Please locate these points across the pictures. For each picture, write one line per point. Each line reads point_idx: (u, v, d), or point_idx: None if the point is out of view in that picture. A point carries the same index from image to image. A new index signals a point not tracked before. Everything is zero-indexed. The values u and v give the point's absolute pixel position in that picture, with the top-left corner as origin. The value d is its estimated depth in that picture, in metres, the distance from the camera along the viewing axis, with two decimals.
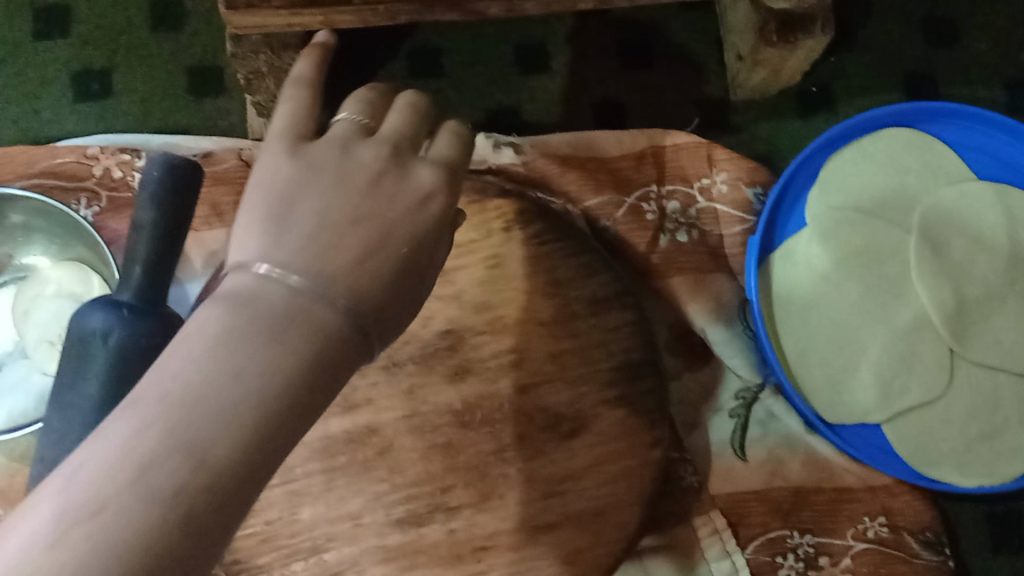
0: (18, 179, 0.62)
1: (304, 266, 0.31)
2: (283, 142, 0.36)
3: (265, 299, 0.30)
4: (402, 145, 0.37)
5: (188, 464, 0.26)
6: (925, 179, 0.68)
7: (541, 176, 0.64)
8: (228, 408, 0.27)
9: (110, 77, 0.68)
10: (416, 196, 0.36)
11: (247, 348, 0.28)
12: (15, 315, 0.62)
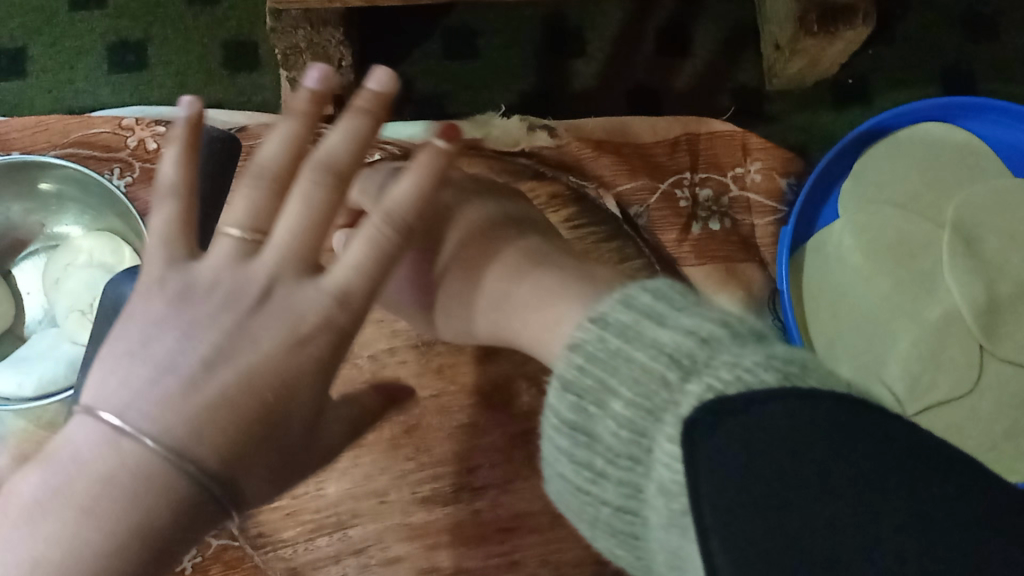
0: (53, 147, 0.62)
1: (164, 428, 0.30)
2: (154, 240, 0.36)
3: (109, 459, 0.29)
4: (293, 271, 0.35)
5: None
6: (960, 175, 0.67)
7: (574, 160, 0.63)
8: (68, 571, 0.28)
9: (146, 49, 0.68)
10: (295, 328, 0.34)
11: (82, 500, 0.29)
12: (46, 284, 0.62)
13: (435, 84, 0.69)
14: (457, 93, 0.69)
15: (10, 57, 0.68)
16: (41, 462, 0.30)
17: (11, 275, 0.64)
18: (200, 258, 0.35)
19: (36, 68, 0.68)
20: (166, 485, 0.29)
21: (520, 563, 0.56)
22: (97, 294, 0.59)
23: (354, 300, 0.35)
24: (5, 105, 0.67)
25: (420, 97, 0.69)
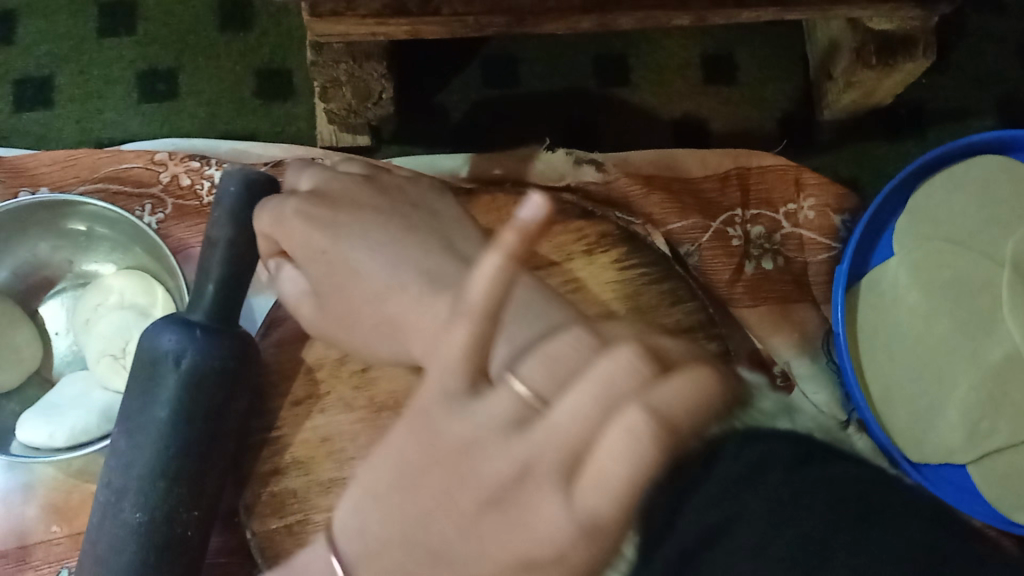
0: (82, 183, 0.60)
1: None
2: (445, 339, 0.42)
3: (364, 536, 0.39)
4: (549, 479, 0.34)
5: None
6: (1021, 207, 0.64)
7: (623, 197, 0.61)
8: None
9: (176, 77, 0.66)
10: (530, 542, 0.34)
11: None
12: (75, 325, 0.60)
13: (475, 113, 0.67)
14: (498, 123, 0.67)
15: (37, 86, 0.66)
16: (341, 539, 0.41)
17: (37, 313, 0.61)
18: (477, 404, 0.36)
19: (63, 97, 0.65)
20: None
21: None
22: (130, 338, 0.57)
23: (604, 532, 0.34)
24: (31, 136, 0.65)
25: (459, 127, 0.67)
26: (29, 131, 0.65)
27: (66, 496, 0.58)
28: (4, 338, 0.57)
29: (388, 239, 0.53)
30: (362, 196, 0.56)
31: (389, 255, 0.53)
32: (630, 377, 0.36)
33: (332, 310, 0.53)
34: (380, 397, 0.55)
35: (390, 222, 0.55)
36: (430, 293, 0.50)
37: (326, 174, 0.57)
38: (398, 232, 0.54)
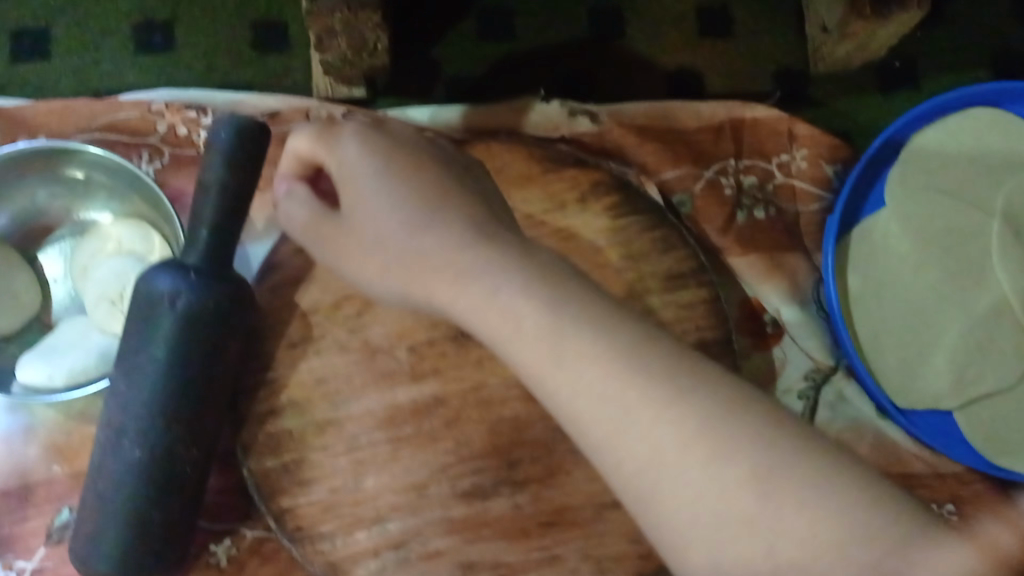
0: (80, 132, 0.60)
1: None
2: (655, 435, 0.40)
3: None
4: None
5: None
6: (1010, 159, 0.65)
7: (616, 147, 0.62)
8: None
9: (173, 29, 0.67)
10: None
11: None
12: (74, 271, 0.61)
13: (469, 66, 0.67)
14: (492, 76, 0.67)
15: (35, 37, 0.66)
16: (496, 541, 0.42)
17: (37, 260, 0.62)
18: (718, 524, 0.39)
19: (60, 49, 0.66)
20: None
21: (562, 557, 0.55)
22: (128, 284, 0.58)
23: None
24: (30, 87, 0.65)
25: (453, 79, 0.67)
26: (27, 83, 0.65)
27: (66, 438, 0.59)
28: (3, 282, 0.58)
29: (517, 280, 0.45)
30: (418, 182, 0.50)
31: (455, 273, 0.46)
32: (902, 519, 0.40)
33: (322, 248, 0.51)
34: (373, 339, 0.57)
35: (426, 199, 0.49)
36: (610, 374, 0.41)
37: (358, 139, 0.50)
38: (446, 217, 0.48)
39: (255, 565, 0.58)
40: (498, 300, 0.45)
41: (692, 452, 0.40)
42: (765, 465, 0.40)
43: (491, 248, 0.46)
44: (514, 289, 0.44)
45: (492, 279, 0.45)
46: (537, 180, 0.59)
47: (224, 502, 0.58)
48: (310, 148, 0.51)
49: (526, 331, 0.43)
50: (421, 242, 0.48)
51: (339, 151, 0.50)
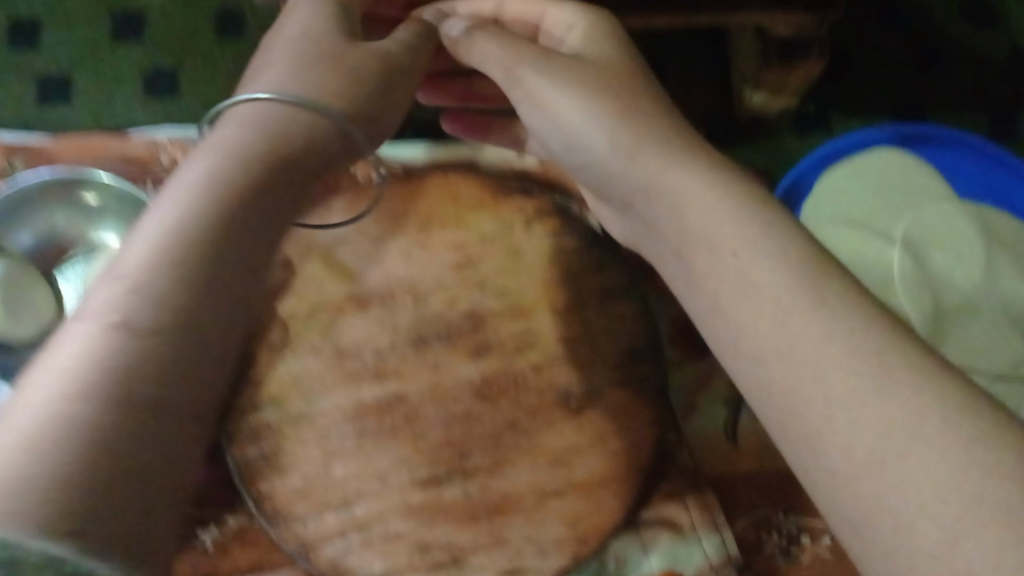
0: (94, 165, 0.69)
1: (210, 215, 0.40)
2: (805, 309, 0.39)
3: (249, 131, 0.45)
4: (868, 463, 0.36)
5: (140, 353, 0.35)
6: (909, 197, 0.75)
7: (558, 180, 0.72)
8: (131, 369, 0.34)
9: (178, 79, 0.75)
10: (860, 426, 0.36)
11: (226, 158, 0.43)
12: (85, 285, 0.68)
13: None
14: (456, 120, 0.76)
15: (57, 83, 0.74)
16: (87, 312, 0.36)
17: (54, 278, 0.69)
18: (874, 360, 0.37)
19: (80, 93, 0.74)
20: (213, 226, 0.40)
21: (507, 539, 0.62)
22: None
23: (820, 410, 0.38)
24: (51, 125, 0.73)
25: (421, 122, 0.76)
26: (48, 121, 0.73)
27: None
28: (27, 297, 0.66)
29: (654, 137, 0.48)
30: (602, 29, 0.54)
31: (592, 119, 0.50)
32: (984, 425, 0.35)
33: (298, 66, 0.49)
34: (343, 344, 0.65)
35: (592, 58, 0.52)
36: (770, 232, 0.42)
37: (597, 26, 0.54)
38: (607, 87, 0.50)
39: (238, 549, 0.64)
40: (643, 157, 0.48)
41: (894, 392, 0.36)
42: (928, 388, 0.36)
43: (618, 99, 0.50)
44: (668, 156, 0.47)
45: (630, 128, 0.49)
46: (489, 206, 0.68)
47: (207, 491, 0.65)
48: (553, 17, 0.56)
49: (675, 187, 0.46)
50: (569, 102, 0.50)
51: (584, 23, 0.54)
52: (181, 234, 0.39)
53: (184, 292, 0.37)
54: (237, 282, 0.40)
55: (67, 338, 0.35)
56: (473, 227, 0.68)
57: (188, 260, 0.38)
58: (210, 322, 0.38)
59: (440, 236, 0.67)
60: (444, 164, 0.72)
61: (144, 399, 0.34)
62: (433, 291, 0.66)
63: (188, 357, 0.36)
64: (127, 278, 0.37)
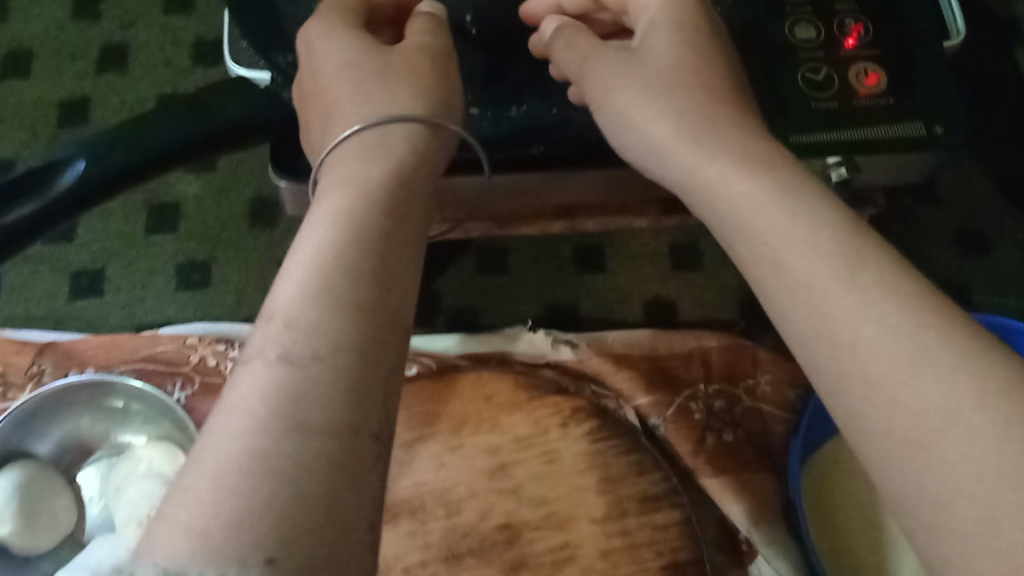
0: (122, 364, 0.69)
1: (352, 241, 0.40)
2: (907, 328, 0.36)
3: (369, 160, 0.44)
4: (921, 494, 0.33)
5: (318, 383, 0.35)
6: None
7: (595, 375, 0.69)
8: (309, 399, 0.34)
9: (210, 268, 0.75)
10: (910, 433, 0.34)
11: (355, 185, 0.42)
12: (107, 489, 0.67)
13: (466, 298, 0.75)
14: (487, 306, 0.75)
15: (91, 276, 0.74)
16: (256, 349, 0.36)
17: (76, 479, 0.68)
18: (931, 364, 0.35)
19: (112, 286, 0.74)
20: (357, 252, 0.39)
21: None
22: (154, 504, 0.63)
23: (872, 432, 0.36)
24: (82, 320, 0.73)
25: (453, 309, 0.75)
26: (80, 315, 0.73)
27: None
28: (44, 505, 0.64)
29: (721, 144, 0.44)
30: (676, 46, 0.48)
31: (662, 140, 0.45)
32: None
33: (363, 97, 0.47)
34: None
35: (664, 63, 0.47)
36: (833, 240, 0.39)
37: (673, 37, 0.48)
38: (686, 87, 0.46)
39: None
40: (711, 170, 0.43)
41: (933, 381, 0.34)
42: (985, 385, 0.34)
43: (687, 113, 0.45)
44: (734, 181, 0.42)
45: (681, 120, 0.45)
46: (523, 406, 0.66)
47: None
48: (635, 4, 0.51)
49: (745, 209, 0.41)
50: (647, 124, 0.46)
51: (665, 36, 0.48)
52: (330, 267, 0.38)
53: (348, 317, 0.37)
54: (392, 296, 0.39)
55: (240, 380, 0.36)
56: (505, 430, 0.65)
57: (340, 288, 0.37)
58: (379, 341, 0.37)
59: (472, 440, 0.65)
60: (474, 358, 0.70)
61: (328, 421, 0.34)
62: (465, 499, 0.63)
63: (363, 375, 0.36)
64: (285, 317, 0.37)
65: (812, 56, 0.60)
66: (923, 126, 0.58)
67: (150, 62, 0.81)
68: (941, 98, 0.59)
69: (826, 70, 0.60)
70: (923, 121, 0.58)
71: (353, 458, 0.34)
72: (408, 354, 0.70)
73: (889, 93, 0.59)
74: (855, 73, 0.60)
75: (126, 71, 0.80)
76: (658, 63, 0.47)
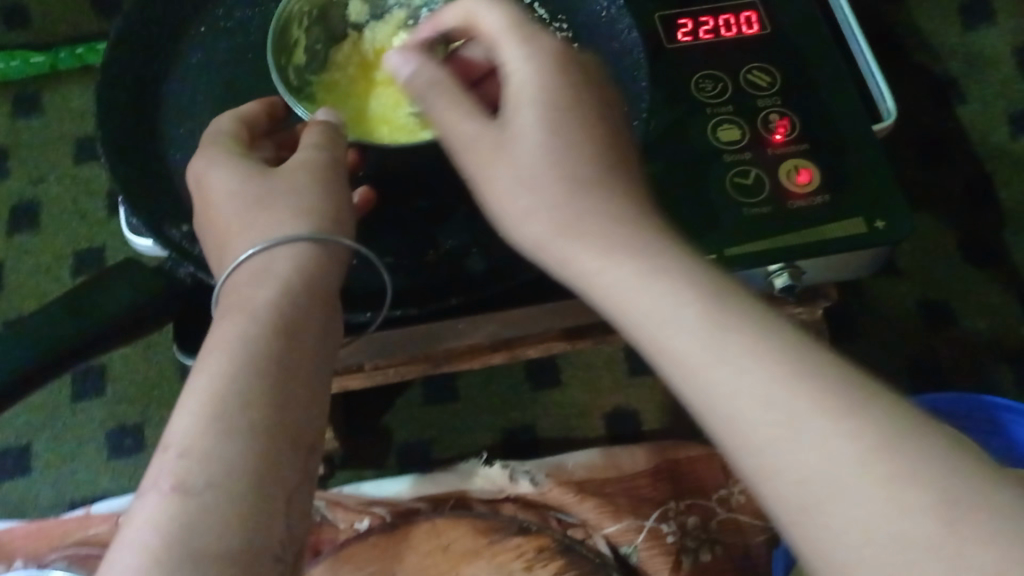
0: (54, 551, 0.64)
1: (250, 354, 0.35)
2: (776, 390, 0.27)
3: (266, 270, 0.38)
4: None
5: (213, 510, 0.31)
6: None
7: (559, 506, 0.65)
8: (208, 526, 0.31)
9: (143, 430, 0.71)
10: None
11: (257, 288, 0.37)
12: None
13: (418, 432, 0.71)
14: (440, 439, 0.71)
15: (16, 454, 0.70)
16: (149, 479, 0.32)
17: None
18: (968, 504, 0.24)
19: (40, 462, 0.70)
20: (254, 367, 0.35)
21: None
22: None
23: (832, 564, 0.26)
24: (9, 504, 0.69)
25: (405, 445, 0.71)
26: (10, 499, 0.69)
27: None
28: None
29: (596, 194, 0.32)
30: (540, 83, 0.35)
31: (514, 185, 0.34)
32: None
33: (256, 222, 0.40)
34: None
35: (520, 89, 0.35)
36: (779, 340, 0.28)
37: (544, 61, 0.35)
38: (554, 101, 0.34)
39: None
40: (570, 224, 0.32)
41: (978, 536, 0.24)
42: None
43: (529, 153, 0.34)
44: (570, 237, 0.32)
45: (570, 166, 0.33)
46: (484, 552, 0.62)
47: None
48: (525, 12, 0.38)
49: (580, 271, 0.31)
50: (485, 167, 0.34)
51: (528, 59, 0.35)
52: (224, 385, 0.34)
53: (247, 436, 0.33)
54: (297, 404, 0.35)
55: (135, 511, 0.32)
56: None
57: (238, 406, 0.33)
58: (283, 453, 0.34)
59: None
60: (431, 503, 0.66)
61: (228, 549, 0.31)
62: None
63: (262, 493, 0.32)
64: (180, 440, 0.33)
65: (739, 158, 0.57)
66: (865, 222, 0.55)
67: (68, 220, 0.79)
68: (875, 191, 0.56)
69: (755, 172, 0.56)
70: (863, 217, 0.55)
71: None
72: (361, 508, 0.66)
73: (824, 190, 0.56)
74: (786, 170, 0.56)
75: (39, 229, 0.79)
76: (515, 89, 0.35)
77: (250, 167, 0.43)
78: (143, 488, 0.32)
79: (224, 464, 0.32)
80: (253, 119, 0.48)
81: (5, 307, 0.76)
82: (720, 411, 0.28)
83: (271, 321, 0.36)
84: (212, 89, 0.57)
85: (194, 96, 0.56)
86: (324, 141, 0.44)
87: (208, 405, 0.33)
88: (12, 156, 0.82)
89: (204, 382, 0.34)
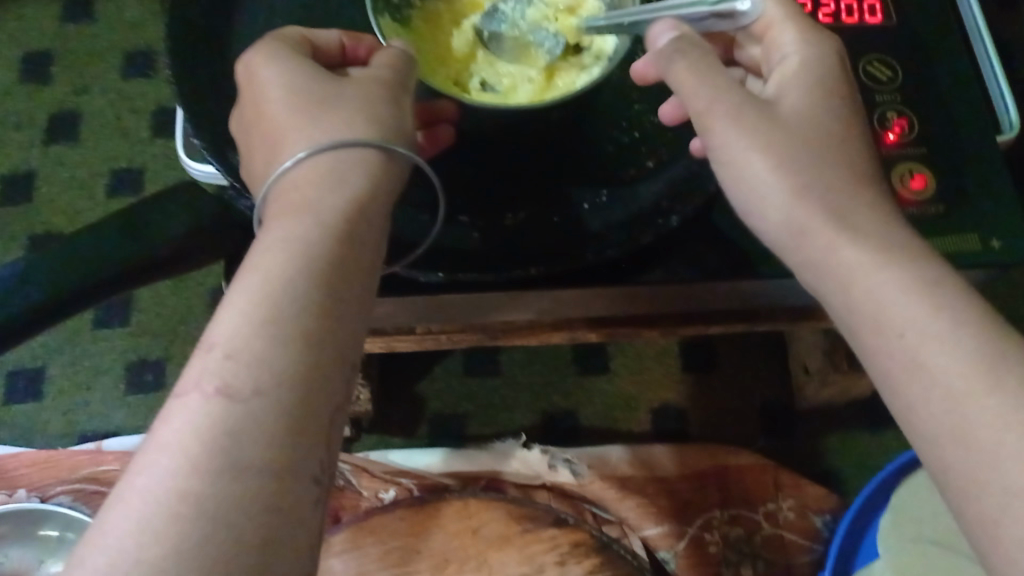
0: (60, 483, 0.60)
1: (309, 256, 0.31)
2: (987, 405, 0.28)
3: (332, 168, 0.34)
4: None
5: (261, 424, 0.27)
6: None
7: (595, 500, 0.61)
8: (254, 435, 0.26)
9: (166, 367, 0.67)
10: None
11: (318, 188, 0.33)
12: None
13: (452, 404, 0.67)
14: (475, 414, 0.67)
15: (29, 377, 0.66)
16: (185, 377, 0.28)
17: None
18: None
19: (53, 388, 0.66)
20: (314, 271, 0.30)
21: None
22: None
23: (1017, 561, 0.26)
24: (17, 428, 0.65)
25: (435, 416, 0.67)
26: (18, 422, 0.65)
27: None
28: None
29: (853, 200, 0.34)
30: (814, 76, 0.37)
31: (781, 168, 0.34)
32: None
33: (313, 122, 0.36)
34: None
35: (804, 76, 0.37)
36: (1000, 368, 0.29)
37: (820, 54, 0.38)
38: (836, 107, 0.36)
39: None
40: (837, 212, 0.33)
41: None
42: None
43: (804, 138, 0.35)
44: (839, 223, 0.33)
45: (836, 167, 0.34)
46: (515, 541, 0.58)
47: None
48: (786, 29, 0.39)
49: (835, 260, 0.32)
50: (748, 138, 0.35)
51: (804, 52, 0.38)
52: (286, 287, 0.30)
53: (302, 341, 0.29)
54: (350, 316, 0.30)
55: (170, 410, 0.28)
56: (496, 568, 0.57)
57: (300, 310, 0.29)
58: (337, 366, 0.29)
59: None
60: (462, 483, 0.61)
61: (271, 468, 0.26)
62: None
63: (312, 408, 0.28)
64: (228, 339, 0.28)
65: None
66: (977, 240, 0.51)
67: (109, 136, 0.75)
68: (987, 209, 0.52)
69: None
70: (977, 235, 0.51)
71: (298, 508, 0.26)
72: (387, 476, 0.62)
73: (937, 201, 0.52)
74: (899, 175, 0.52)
75: (78, 142, 0.75)
76: (790, 77, 0.37)
77: (291, 74, 0.38)
78: (178, 385, 0.28)
79: (273, 371, 0.28)
80: (325, 57, 0.42)
81: (32, 221, 0.72)
82: (936, 397, 0.29)
83: (335, 222, 0.32)
84: (288, 8, 0.52)
85: (268, 15, 0.51)
86: (398, 67, 0.39)
87: (261, 306, 0.29)
88: (58, 61, 0.77)
89: (256, 282, 0.30)
